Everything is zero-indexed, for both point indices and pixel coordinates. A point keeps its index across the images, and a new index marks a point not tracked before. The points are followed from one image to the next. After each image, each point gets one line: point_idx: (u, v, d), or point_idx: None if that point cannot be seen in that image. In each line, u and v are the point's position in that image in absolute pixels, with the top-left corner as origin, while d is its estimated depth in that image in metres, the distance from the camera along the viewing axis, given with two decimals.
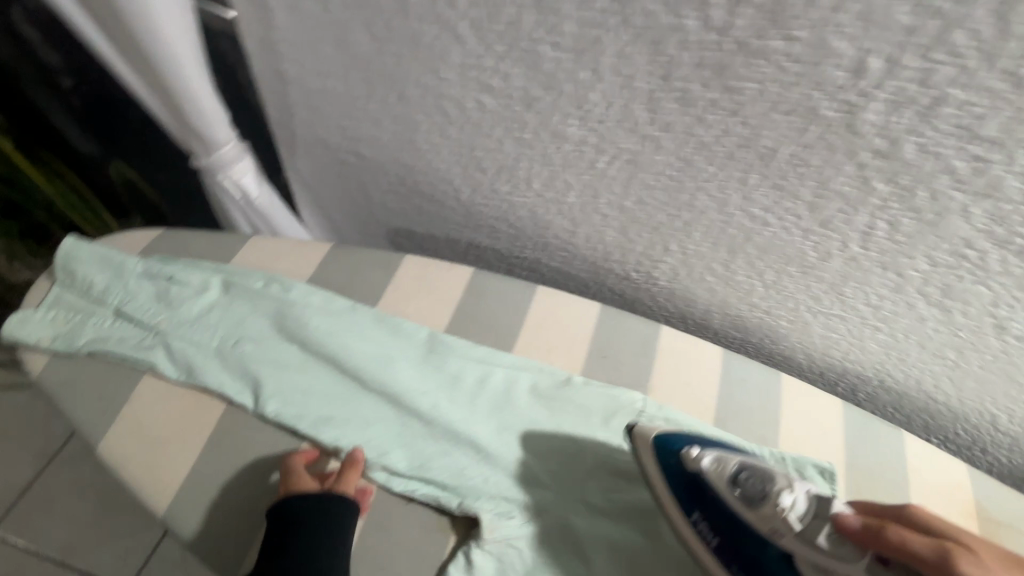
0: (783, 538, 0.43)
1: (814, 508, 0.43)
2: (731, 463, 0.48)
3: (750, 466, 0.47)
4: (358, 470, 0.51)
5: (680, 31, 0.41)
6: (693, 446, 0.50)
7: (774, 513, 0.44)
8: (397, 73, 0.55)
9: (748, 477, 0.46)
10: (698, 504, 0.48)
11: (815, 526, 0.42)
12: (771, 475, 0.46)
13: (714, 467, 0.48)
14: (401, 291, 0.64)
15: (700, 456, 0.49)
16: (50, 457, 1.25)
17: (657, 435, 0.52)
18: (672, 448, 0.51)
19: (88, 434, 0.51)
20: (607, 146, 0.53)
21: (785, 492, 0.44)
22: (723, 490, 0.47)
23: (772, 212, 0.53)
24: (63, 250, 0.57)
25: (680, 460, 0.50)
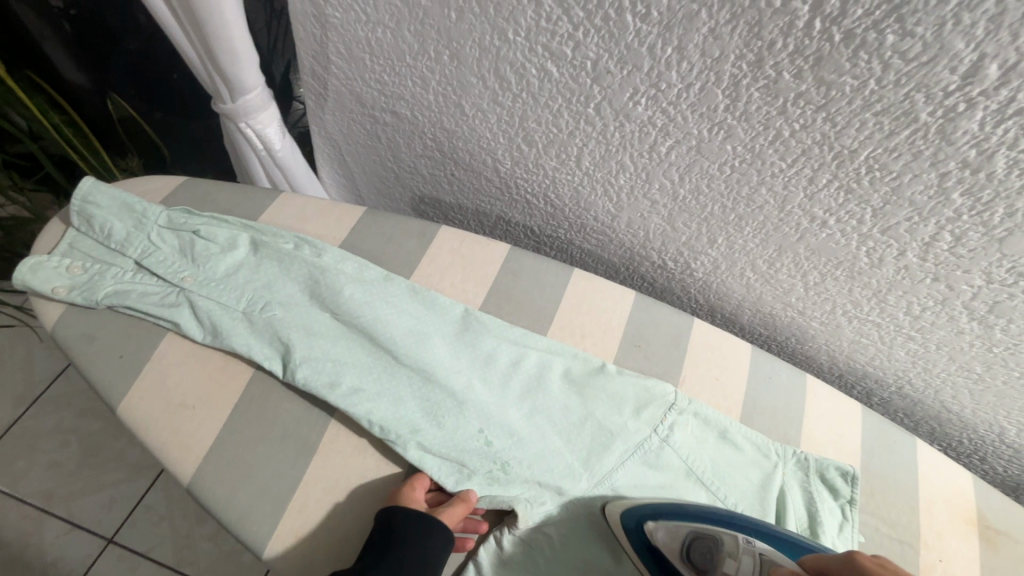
0: None
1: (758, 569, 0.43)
2: (683, 537, 0.48)
3: (699, 537, 0.47)
4: (465, 508, 0.49)
5: (786, 14, 0.38)
6: (648, 519, 0.49)
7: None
8: (457, 28, 0.52)
9: (699, 550, 0.47)
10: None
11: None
12: (717, 541, 0.46)
13: (669, 541, 0.48)
14: (436, 265, 0.62)
15: (658, 532, 0.49)
16: (32, 400, 1.20)
17: (623, 512, 0.51)
18: (636, 520, 0.50)
19: (107, 392, 0.49)
20: (674, 130, 0.51)
21: (731, 561, 0.45)
22: (681, 564, 0.47)
23: (835, 214, 0.51)
24: (80, 192, 0.52)
25: (645, 536, 0.49)
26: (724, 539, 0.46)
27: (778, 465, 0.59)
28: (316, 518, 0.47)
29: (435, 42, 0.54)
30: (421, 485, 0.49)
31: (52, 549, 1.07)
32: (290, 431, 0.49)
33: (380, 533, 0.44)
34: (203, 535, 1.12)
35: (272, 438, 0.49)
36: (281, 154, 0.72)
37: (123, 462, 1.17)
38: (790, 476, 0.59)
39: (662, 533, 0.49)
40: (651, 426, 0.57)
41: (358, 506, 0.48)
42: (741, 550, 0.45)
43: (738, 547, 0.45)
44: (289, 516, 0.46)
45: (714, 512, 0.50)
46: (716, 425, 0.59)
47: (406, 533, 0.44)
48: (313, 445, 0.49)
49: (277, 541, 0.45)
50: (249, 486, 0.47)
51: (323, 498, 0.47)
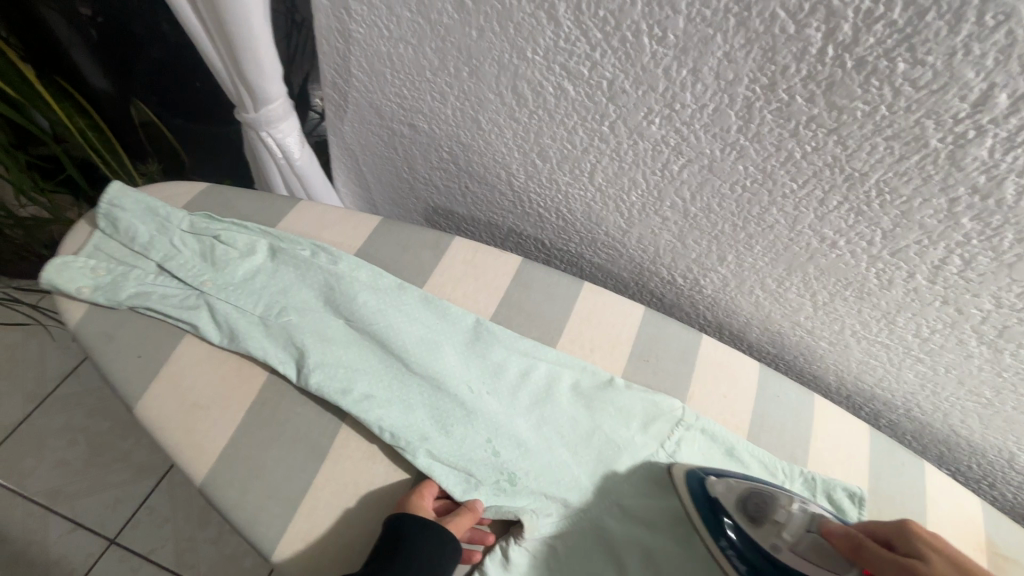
0: (783, 553, 0.47)
1: (807, 524, 0.48)
2: (740, 490, 0.51)
3: (755, 492, 0.51)
4: (472, 517, 0.49)
5: (799, 41, 0.39)
6: (710, 475, 0.53)
7: (777, 531, 0.48)
8: (477, 46, 0.53)
9: (753, 500, 0.50)
10: (724, 530, 0.50)
11: (804, 536, 0.47)
12: (772, 495, 0.50)
13: (726, 493, 0.51)
14: (449, 275, 0.63)
15: (719, 484, 0.52)
16: (42, 397, 1.22)
17: (688, 470, 0.54)
18: (695, 476, 0.53)
19: (123, 391, 0.49)
20: (687, 149, 0.52)
21: (783, 510, 0.49)
22: (738, 516, 0.50)
23: (845, 235, 0.52)
24: (108, 196, 0.54)
25: (705, 490, 0.52)
26: (779, 494, 0.50)
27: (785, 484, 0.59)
28: (325, 522, 0.47)
29: (456, 59, 0.56)
30: (429, 493, 0.49)
31: (55, 548, 1.08)
32: (302, 435, 0.50)
33: (389, 536, 0.45)
34: (205, 538, 1.12)
35: (283, 441, 0.49)
36: (300, 163, 0.74)
37: (130, 462, 1.18)
38: None
39: (721, 487, 0.52)
40: (657, 441, 0.57)
41: (367, 512, 0.48)
42: (791, 504, 0.50)
43: (792, 502, 0.50)
44: (299, 518, 0.47)
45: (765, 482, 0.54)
46: (724, 442, 0.59)
47: (414, 538, 0.44)
48: (324, 449, 0.50)
49: (286, 544, 0.46)
50: (259, 488, 0.47)
51: (333, 502, 0.48)
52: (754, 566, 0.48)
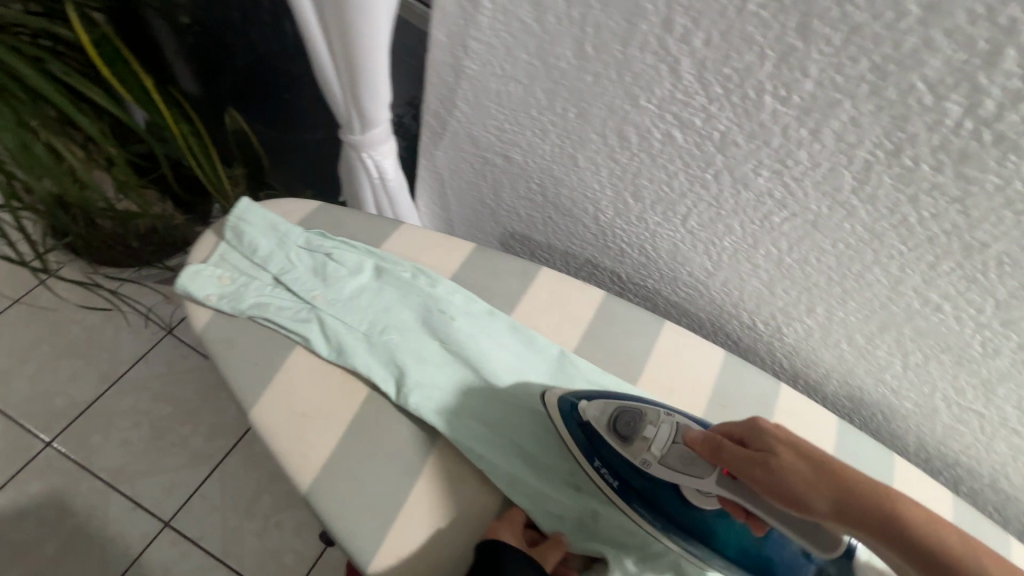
0: (652, 467, 0.49)
1: (673, 435, 0.49)
2: (613, 411, 0.52)
3: (624, 411, 0.51)
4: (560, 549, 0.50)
5: (936, 112, 0.39)
6: (581, 400, 0.53)
7: (646, 446, 0.50)
8: (590, 90, 0.55)
9: (623, 422, 0.51)
10: (597, 452, 0.52)
11: (672, 447, 0.49)
12: (642, 412, 0.51)
13: (598, 416, 0.52)
14: (536, 304, 0.64)
15: (589, 409, 0.52)
16: (114, 379, 1.29)
17: (560, 396, 0.55)
18: (569, 407, 0.54)
19: (240, 395, 0.52)
20: (793, 203, 0.52)
21: (651, 426, 0.50)
22: (609, 438, 0.51)
23: (953, 301, 0.51)
24: (237, 212, 0.58)
25: (575, 413, 0.53)
26: (646, 410, 0.51)
27: None
28: (418, 538, 0.49)
29: (565, 99, 0.58)
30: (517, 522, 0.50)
31: (114, 525, 1.13)
32: (399, 452, 0.52)
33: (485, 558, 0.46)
34: (251, 530, 1.16)
35: (382, 457, 0.51)
36: (392, 183, 0.78)
37: (187, 449, 1.23)
38: None
39: (593, 410, 0.53)
40: None
41: (457, 534, 0.50)
42: (660, 420, 0.50)
43: (659, 416, 0.51)
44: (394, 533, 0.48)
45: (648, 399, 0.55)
46: None
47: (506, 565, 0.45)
48: (418, 468, 0.51)
49: (382, 558, 0.48)
50: (360, 501, 0.49)
51: (426, 521, 0.50)
52: (626, 478, 0.51)
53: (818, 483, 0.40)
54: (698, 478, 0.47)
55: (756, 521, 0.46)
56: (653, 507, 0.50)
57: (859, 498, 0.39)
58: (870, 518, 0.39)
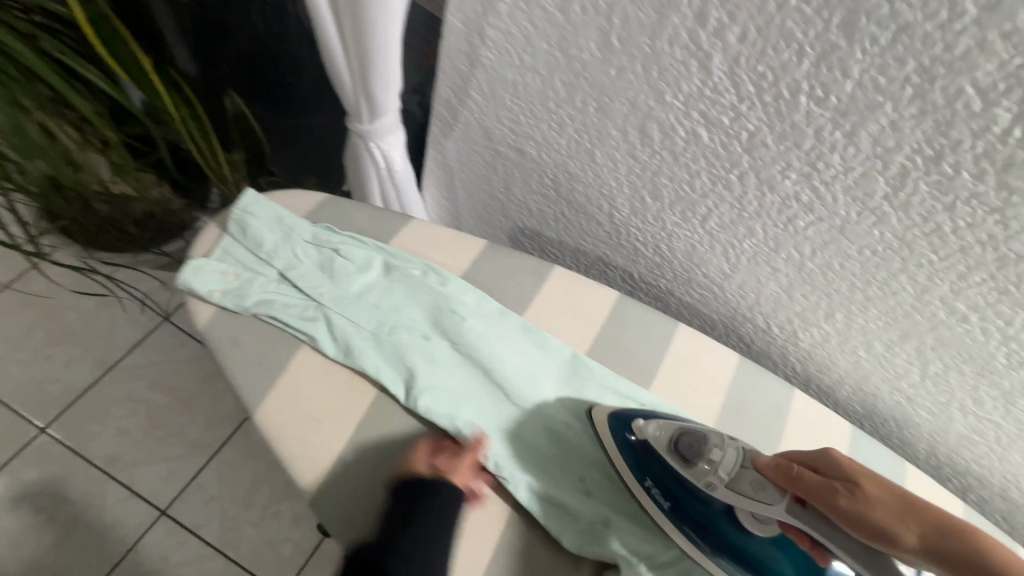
0: (716, 489, 0.48)
1: (740, 460, 0.48)
2: (672, 431, 0.51)
3: (686, 431, 0.51)
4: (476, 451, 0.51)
5: (983, 119, 0.38)
6: (639, 419, 0.53)
7: (709, 470, 0.49)
8: (613, 83, 0.54)
9: (684, 442, 0.50)
10: (650, 471, 0.51)
11: (739, 474, 0.48)
12: (706, 435, 0.50)
13: (657, 435, 0.51)
14: (548, 304, 0.62)
15: (647, 427, 0.52)
16: (110, 365, 1.27)
17: (612, 413, 0.54)
18: (624, 424, 0.53)
19: (244, 398, 0.51)
20: (820, 208, 0.50)
21: (715, 449, 0.49)
22: (668, 458, 0.50)
23: (980, 311, 0.50)
24: (242, 204, 0.56)
25: (631, 432, 0.52)
26: (712, 434, 0.50)
27: None
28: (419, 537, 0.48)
29: (586, 93, 0.56)
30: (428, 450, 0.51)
31: (111, 513, 1.12)
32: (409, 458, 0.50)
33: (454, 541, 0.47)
34: (248, 521, 1.15)
35: (390, 463, 0.50)
36: (400, 175, 0.75)
37: (184, 438, 1.21)
38: None
39: (651, 428, 0.52)
40: None
41: (466, 541, 0.49)
42: (725, 443, 0.50)
43: (723, 440, 0.50)
44: (400, 537, 0.48)
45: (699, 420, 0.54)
46: None
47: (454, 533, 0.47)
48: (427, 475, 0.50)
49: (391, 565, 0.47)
50: (367, 508, 0.48)
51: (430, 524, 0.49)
52: (680, 501, 0.50)
53: (908, 518, 0.39)
54: (765, 503, 0.46)
55: (820, 550, 0.44)
56: (705, 531, 0.49)
57: (952, 537, 0.38)
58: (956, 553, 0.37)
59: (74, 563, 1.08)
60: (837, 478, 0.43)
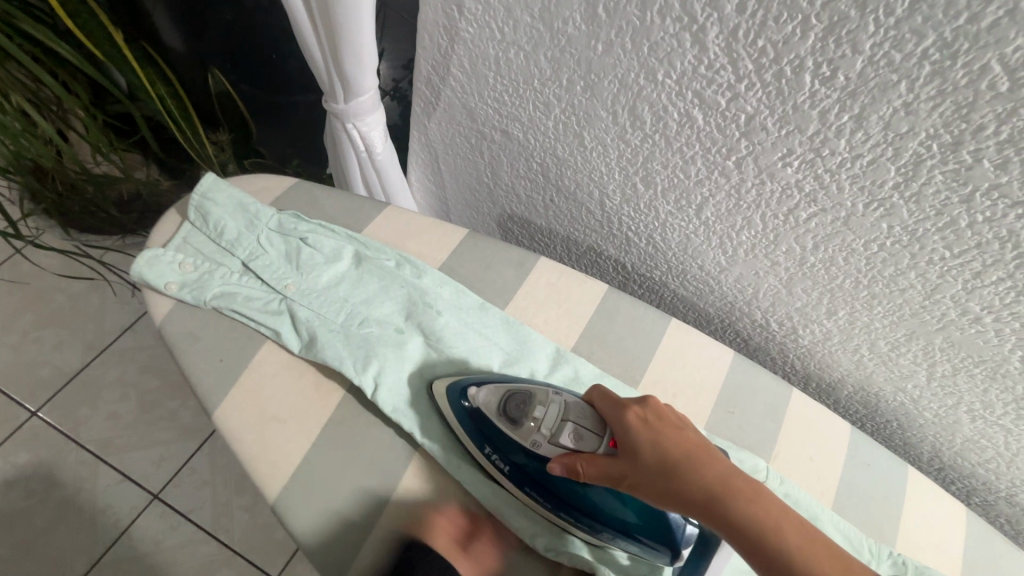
0: (541, 449, 0.44)
1: (563, 414, 0.44)
2: (502, 395, 0.47)
3: (515, 394, 0.46)
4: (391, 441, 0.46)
5: (1010, 101, 0.33)
6: (471, 386, 0.48)
7: (535, 428, 0.45)
8: (601, 59, 0.49)
9: (514, 403, 0.46)
10: (487, 438, 0.47)
11: (561, 427, 0.44)
12: (532, 393, 0.46)
13: (488, 400, 0.47)
14: (532, 297, 0.59)
15: (476, 394, 0.47)
16: (100, 350, 1.25)
17: (449, 386, 0.49)
18: (459, 393, 0.48)
19: (205, 396, 0.48)
20: (824, 198, 0.46)
21: (539, 408, 0.45)
22: (498, 422, 0.46)
23: (995, 313, 0.46)
24: (202, 188, 0.53)
25: (466, 402, 0.47)
26: (537, 390, 0.46)
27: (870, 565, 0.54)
28: (391, 541, 0.45)
29: (572, 71, 0.52)
30: (397, 451, 0.48)
31: (102, 497, 1.11)
32: (380, 460, 0.47)
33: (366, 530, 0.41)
34: (239, 506, 1.14)
35: (359, 464, 0.47)
36: (381, 158, 0.71)
37: (175, 423, 1.20)
38: None
39: (483, 395, 0.47)
40: None
41: (438, 550, 0.45)
42: (552, 398, 0.45)
43: (549, 395, 0.46)
44: (371, 548, 0.44)
45: (543, 382, 0.50)
46: (808, 510, 0.54)
47: None
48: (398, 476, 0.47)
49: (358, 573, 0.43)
50: (331, 515, 0.45)
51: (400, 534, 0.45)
52: (518, 463, 0.46)
53: (673, 494, 0.38)
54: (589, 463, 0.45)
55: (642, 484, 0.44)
56: (547, 490, 0.45)
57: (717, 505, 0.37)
58: (720, 526, 0.37)
59: (66, 546, 1.07)
60: (620, 447, 0.41)
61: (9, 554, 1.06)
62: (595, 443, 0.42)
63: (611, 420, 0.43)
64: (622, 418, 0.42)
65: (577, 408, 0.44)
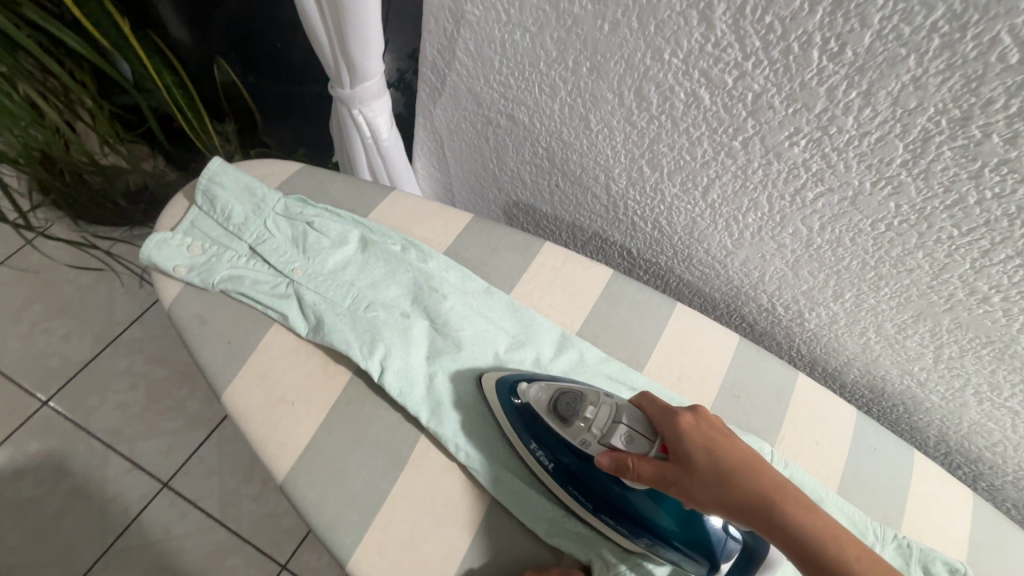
0: (590, 448, 0.43)
1: (615, 415, 0.43)
2: (553, 392, 0.47)
3: (565, 392, 0.46)
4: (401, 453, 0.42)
5: (1019, 73, 0.33)
6: (522, 382, 0.48)
7: (585, 427, 0.44)
8: (608, 39, 0.49)
9: (564, 402, 0.46)
10: (533, 434, 0.46)
11: (613, 428, 0.42)
12: (583, 393, 0.45)
13: (538, 397, 0.47)
14: (537, 281, 0.59)
15: (528, 390, 0.47)
16: (108, 340, 1.26)
17: (499, 379, 0.49)
18: (508, 389, 0.48)
19: (214, 378, 0.48)
20: (830, 177, 0.46)
21: (590, 407, 0.44)
22: (547, 419, 0.46)
23: (1003, 292, 0.45)
24: (208, 172, 0.54)
25: (515, 397, 0.47)
26: (588, 390, 0.45)
27: (875, 547, 0.53)
28: (397, 520, 0.45)
29: (578, 52, 0.52)
30: (403, 433, 0.48)
31: (113, 485, 1.13)
32: (386, 440, 0.48)
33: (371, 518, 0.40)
34: (247, 495, 1.15)
35: (366, 444, 0.47)
36: (386, 145, 0.71)
37: (183, 413, 1.21)
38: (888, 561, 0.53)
39: (534, 391, 0.47)
40: None
41: (445, 531, 0.45)
42: (601, 399, 0.45)
43: (600, 396, 0.45)
44: (376, 526, 0.45)
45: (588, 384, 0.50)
46: (812, 492, 0.54)
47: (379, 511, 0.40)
48: (405, 456, 0.47)
49: (364, 551, 0.44)
50: (339, 494, 0.45)
51: (407, 512, 0.45)
52: (563, 461, 0.45)
53: (729, 502, 0.37)
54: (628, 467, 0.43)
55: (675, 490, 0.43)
56: (589, 490, 0.44)
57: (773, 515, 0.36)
58: (779, 538, 0.36)
59: (78, 533, 1.09)
60: (674, 452, 0.40)
61: (23, 540, 1.07)
62: (645, 446, 0.41)
63: (662, 425, 0.42)
64: (674, 423, 0.41)
65: (630, 410, 0.42)
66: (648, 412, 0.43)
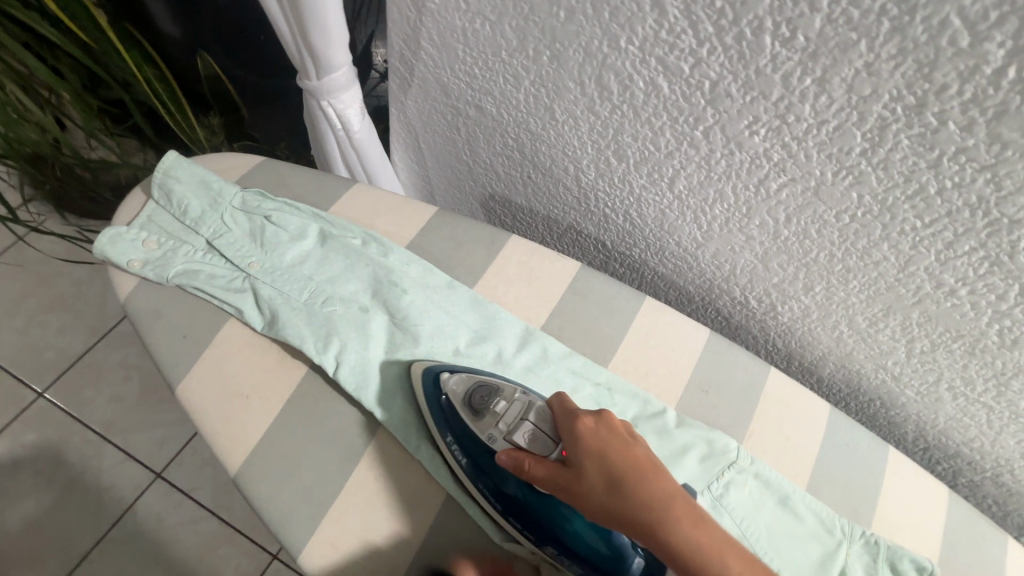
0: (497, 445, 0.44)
1: (524, 413, 0.44)
2: (469, 384, 0.47)
3: (483, 385, 0.47)
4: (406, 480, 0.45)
5: (971, 57, 0.32)
6: (445, 371, 0.48)
7: (495, 422, 0.45)
8: (566, 26, 0.48)
9: (479, 394, 0.46)
10: (449, 426, 0.46)
11: (519, 426, 0.43)
12: (499, 388, 0.46)
13: (458, 388, 0.47)
14: (502, 276, 0.59)
15: (448, 380, 0.47)
16: (101, 334, 1.28)
17: (426, 368, 0.49)
18: (432, 380, 0.48)
19: (169, 372, 0.49)
20: (792, 167, 0.45)
21: (502, 402, 0.45)
22: (462, 412, 0.46)
23: (970, 285, 0.44)
24: (164, 167, 0.54)
25: (437, 388, 0.47)
26: (505, 386, 0.47)
27: (842, 544, 0.53)
28: (350, 518, 0.45)
29: (538, 40, 0.51)
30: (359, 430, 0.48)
31: (107, 475, 1.14)
32: (339, 434, 0.48)
33: None
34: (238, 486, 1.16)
35: (319, 438, 0.47)
36: (359, 137, 0.70)
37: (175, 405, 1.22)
38: (855, 558, 0.52)
39: (454, 382, 0.48)
40: (704, 482, 0.52)
41: (394, 524, 0.45)
42: (515, 394, 0.46)
43: (515, 392, 0.46)
44: (327, 521, 0.45)
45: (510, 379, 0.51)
46: (778, 489, 0.54)
47: None
48: (360, 450, 0.47)
49: (315, 546, 0.44)
50: (291, 488, 0.45)
51: (358, 506, 0.45)
52: (473, 456, 0.45)
53: (613, 510, 0.37)
54: None
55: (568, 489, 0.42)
56: (497, 488, 0.44)
57: (654, 525, 0.35)
58: (657, 547, 0.35)
59: (73, 522, 1.10)
60: (568, 456, 0.40)
61: (20, 528, 1.09)
62: (547, 448, 0.42)
63: (563, 429, 0.41)
64: (573, 428, 0.41)
65: (538, 409, 0.43)
66: (553, 414, 0.43)
